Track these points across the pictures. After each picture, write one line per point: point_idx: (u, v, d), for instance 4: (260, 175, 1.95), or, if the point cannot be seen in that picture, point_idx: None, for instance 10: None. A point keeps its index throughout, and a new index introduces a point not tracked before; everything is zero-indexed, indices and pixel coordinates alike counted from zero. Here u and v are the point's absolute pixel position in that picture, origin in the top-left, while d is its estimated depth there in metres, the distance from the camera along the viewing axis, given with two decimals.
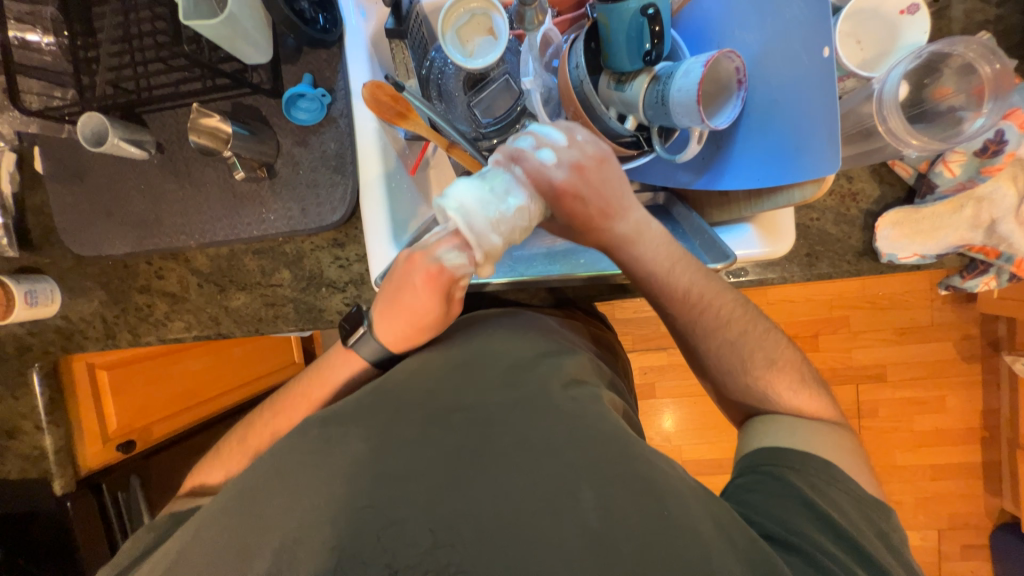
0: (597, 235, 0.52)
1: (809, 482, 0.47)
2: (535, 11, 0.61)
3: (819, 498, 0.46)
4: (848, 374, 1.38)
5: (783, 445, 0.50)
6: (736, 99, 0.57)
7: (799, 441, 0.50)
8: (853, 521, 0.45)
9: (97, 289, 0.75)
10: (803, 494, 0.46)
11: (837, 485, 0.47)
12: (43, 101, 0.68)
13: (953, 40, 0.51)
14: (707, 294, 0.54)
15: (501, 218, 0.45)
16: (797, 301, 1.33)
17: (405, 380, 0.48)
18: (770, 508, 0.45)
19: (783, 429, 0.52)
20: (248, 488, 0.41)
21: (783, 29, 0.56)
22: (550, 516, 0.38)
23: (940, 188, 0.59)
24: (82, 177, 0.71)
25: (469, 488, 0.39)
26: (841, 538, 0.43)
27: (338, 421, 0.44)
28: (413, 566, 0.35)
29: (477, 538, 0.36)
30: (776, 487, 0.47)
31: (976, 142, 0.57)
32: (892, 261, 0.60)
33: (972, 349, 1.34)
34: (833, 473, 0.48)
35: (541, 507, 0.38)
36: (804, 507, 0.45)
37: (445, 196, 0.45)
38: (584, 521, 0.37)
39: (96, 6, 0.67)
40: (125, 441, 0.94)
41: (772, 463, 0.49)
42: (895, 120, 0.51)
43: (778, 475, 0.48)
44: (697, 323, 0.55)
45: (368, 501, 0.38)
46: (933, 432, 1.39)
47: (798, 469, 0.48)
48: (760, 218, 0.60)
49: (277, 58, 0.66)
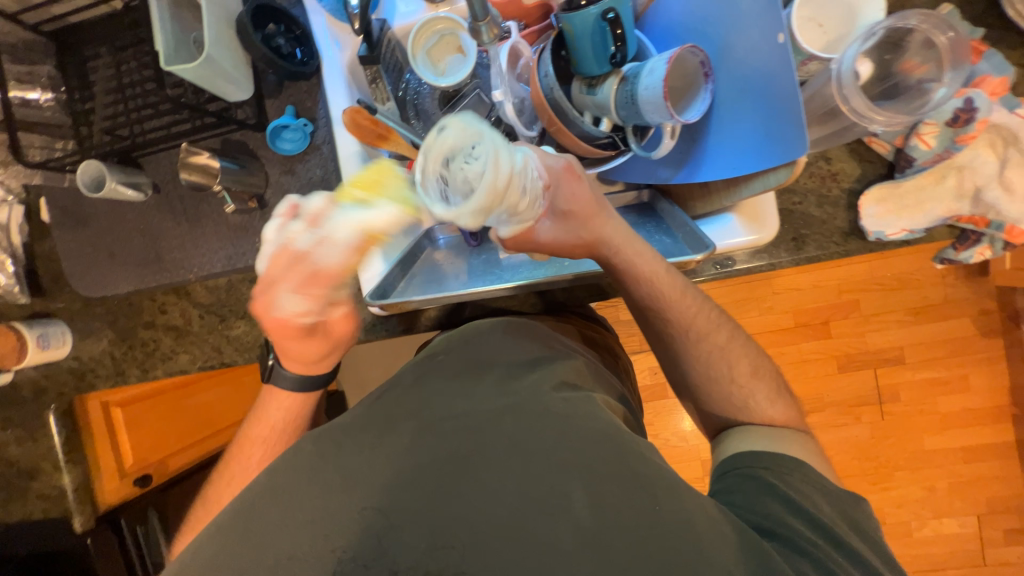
0: (597, 223, 0.53)
1: (784, 479, 0.47)
2: (489, 26, 0.59)
3: (794, 493, 0.45)
4: (864, 359, 1.34)
5: (757, 448, 0.50)
6: (707, 91, 0.57)
7: (773, 444, 0.50)
8: (836, 519, 0.44)
9: (105, 328, 0.78)
10: (781, 490, 0.46)
11: (812, 483, 0.46)
12: (46, 154, 0.71)
13: (905, 14, 0.50)
14: (679, 294, 0.55)
15: (513, 154, 0.38)
16: (802, 288, 1.32)
17: (400, 395, 0.48)
18: (755, 507, 0.44)
19: (751, 436, 0.52)
20: (245, 508, 0.41)
21: (740, 21, 0.56)
22: (542, 517, 0.37)
23: (918, 161, 0.58)
24: (85, 222, 0.74)
25: (462, 493, 0.39)
26: (821, 534, 0.43)
27: (332, 436, 0.44)
28: (413, 567, 0.35)
29: (473, 539, 0.36)
30: (755, 487, 0.46)
31: (947, 111, 0.56)
32: (880, 239, 0.60)
33: (991, 324, 1.30)
34: (807, 473, 0.47)
35: (532, 509, 0.38)
36: (784, 505, 0.44)
37: (441, 128, 0.36)
38: (576, 520, 0.37)
39: (90, 61, 0.71)
40: (142, 475, 0.96)
41: (749, 466, 0.49)
42: (856, 99, 0.51)
43: (758, 477, 0.47)
44: (679, 328, 0.55)
45: (365, 504, 0.38)
46: (960, 412, 1.34)
47: (773, 468, 0.48)
48: (743, 207, 0.61)
49: (260, 94, 0.69)
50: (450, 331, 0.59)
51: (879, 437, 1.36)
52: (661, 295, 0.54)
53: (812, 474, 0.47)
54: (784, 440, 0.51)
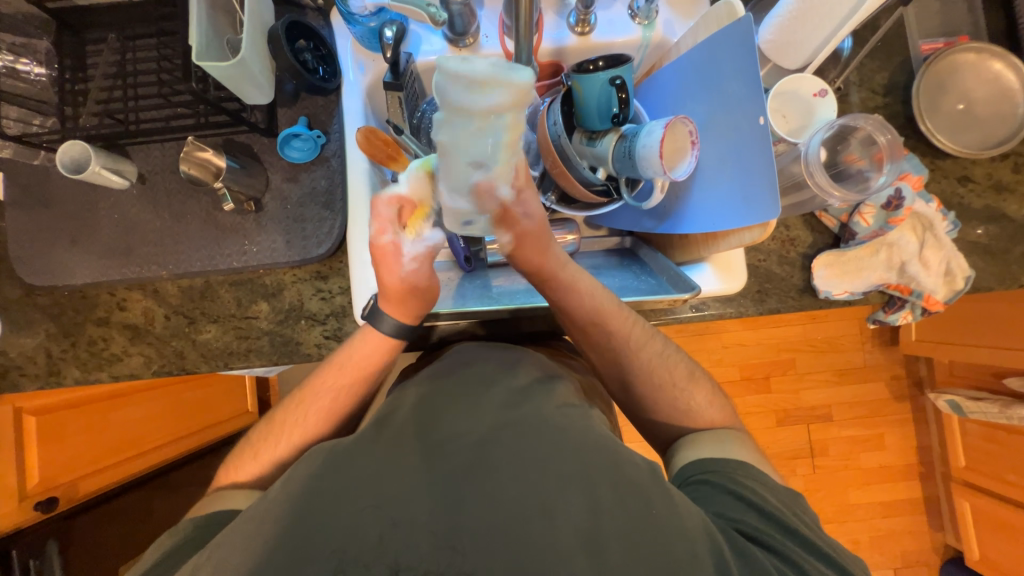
0: (549, 247, 0.56)
1: (730, 478, 0.51)
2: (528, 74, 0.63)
3: (743, 490, 0.50)
4: (800, 414, 1.46)
5: (705, 455, 0.55)
6: (691, 157, 0.63)
7: (717, 450, 0.55)
8: (782, 507, 0.49)
9: (46, 321, 0.70)
10: (726, 485, 0.50)
11: (754, 477, 0.51)
12: (21, 128, 0.67)
13: (856, 116, 0.63)
14: (626, 324, 0.60)
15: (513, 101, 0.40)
16: (748, 344, 1.44)
17: (410, 409, 0.51)
18: (717, 509, 0.48)
19: (704, 442, 0.56)
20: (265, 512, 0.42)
21: (727, 104, 0.63)
22: (543, 521, 0.42)
23: (859, 235, 0.69)
24: (49, 204, 0.69)
25: (473, 500, 0.43)
26: (768, 518, 0.48)
27: (339, 449, 0.46)
28: (413, 567, 0.39)
29: (481, 545, 0.41)
30: (711, 491, 0.51)
31: (882, 197, 0.69)
32: (828, 297, 0.69)
33: (901, 388, 1.48)
34: (748, 470, 0.52)
35: (533, 513, 0.42)
36: (734, 500, 0.49)
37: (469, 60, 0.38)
38: (575, 524, 0.42)
39: (92, 44, 0.69)
40: (47, 498, 0.84)
41: (701, 472, 0.53)
42: (820, 175, 0.62)
43: (710, 481, 0.52)
44: (647, 364, 0.61)
45: (373, 501, 0.42)
46: (878, 468, 1.48)
47: (718, 468, 0.52)
48: (717, 259, 0.69)
49: (275, 101, 0.70)
50: (450, 351, 0.61)
51: (812, 489, 1.47)
52: (619, 319, 0.59)
53: (754, 472, 0.52)
54: (724, 443, 0.56)
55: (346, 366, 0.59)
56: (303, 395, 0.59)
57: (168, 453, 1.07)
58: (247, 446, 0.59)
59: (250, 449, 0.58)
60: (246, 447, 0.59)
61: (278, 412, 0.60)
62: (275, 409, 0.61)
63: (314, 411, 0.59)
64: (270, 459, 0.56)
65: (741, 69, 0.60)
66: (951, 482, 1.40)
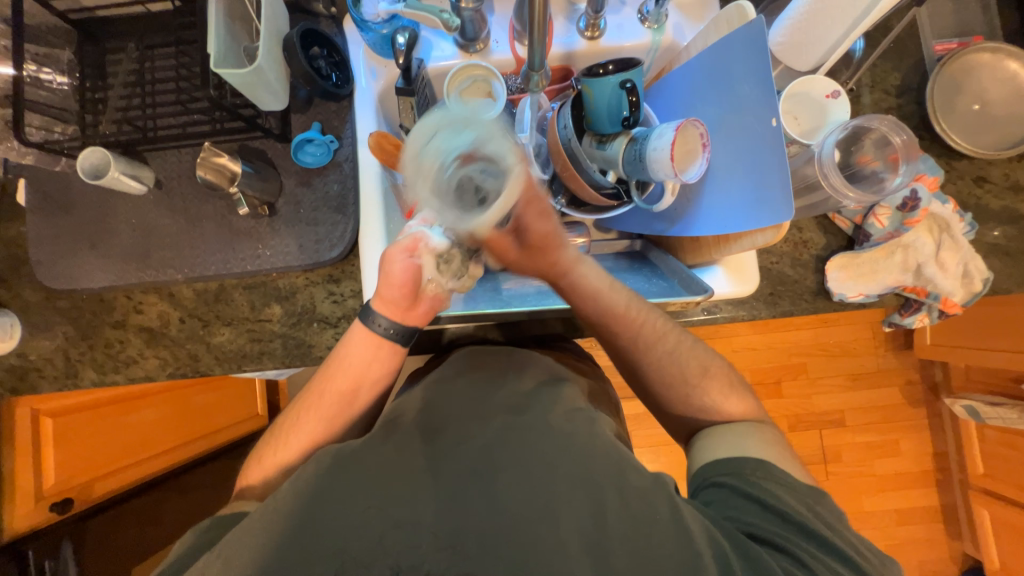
0: (549, 256, 0.56)
1: (747, 480, 0.50)
2: (541, 77, 0.62)
3: (761, 492, 0.49)
4: (812, 419, 1.44)
5: (723, 454, 0.54)
6: (702, 159, 0.62)
7: (735, 447, 0.54)
8: (802, 509, 0.48)
9: (64, 324, 0.71)
10: (742, 487, 0.50)
11: (774, 477, 0.50)
12: (43, 135, 0.69)
13: (870, 116, 0.64)
14: (638, 317, 0.60)
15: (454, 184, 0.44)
16: (758, 348, 1.43)
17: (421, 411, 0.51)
18: (731, 513, 0.48)
19: (721, 438, 0.56)
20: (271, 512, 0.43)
21: (737, 106, 0.63)
22: (548, 523, 0.42)
23: (874, 236, 0.68)
24: (69, 209, 0.70)
25: (477, 502, 0.43)
26: (786, 522, 0.47)
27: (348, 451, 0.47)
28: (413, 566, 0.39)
29: (487, 546, 0.41)
30: (726, 493, 0.50)
31: (898, 198, 0.68)
32: (842, 300, 0.68)
33: (915, 394, 1.46)
34: (768, 469, 0.50)
35: (538, 515, 0.42)
36: (749, 503, 0.48)
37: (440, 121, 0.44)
38: (580, 527, 0.42)
39: (112, 53, 0.71)
40: (62, 499, 0.86)
41: (718, 473, 0.53)
42: (835, 176, 0.61)
43: (726, 483, 0.51)
44: (659, 362, 0.61)
45: (376, 502, 0.43)
46: (892, 475, 1.46)
47: (734, 471, 0.51)
48: (729, 261, 0.68)
49: (289, 108, 0.71)
50: (459, 353, 0.61)
51: None
52: (627, 315, 0.60)
53: (776, 471, 0.50)
54: (747, 438, 0.55)
55: (354, 370, 0.59)
56: (308, 398, 0.60)
57: (184, 454, 1.08)
58: (259, 450, 0.60)
59: (253, 457, 0.60)
60: (254, 456, 0.60)
61: (286, 419, 0.61)
62: (286, 414, 0.61)
63: (320, 416, 0.59)
64: (280, 461, 0.57)
65: (751, 70, 0.60)
66: (969, 489, 1.37)
